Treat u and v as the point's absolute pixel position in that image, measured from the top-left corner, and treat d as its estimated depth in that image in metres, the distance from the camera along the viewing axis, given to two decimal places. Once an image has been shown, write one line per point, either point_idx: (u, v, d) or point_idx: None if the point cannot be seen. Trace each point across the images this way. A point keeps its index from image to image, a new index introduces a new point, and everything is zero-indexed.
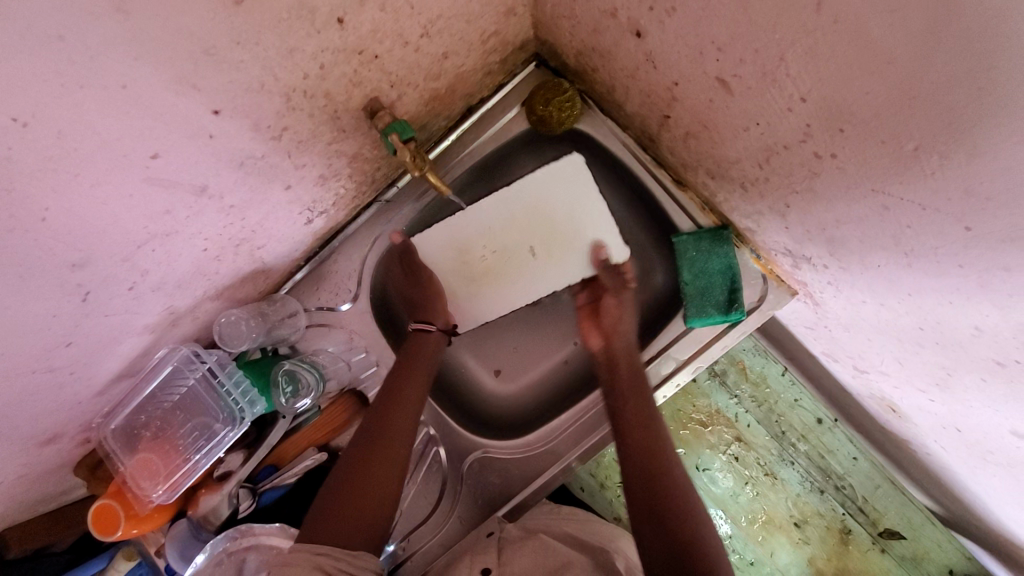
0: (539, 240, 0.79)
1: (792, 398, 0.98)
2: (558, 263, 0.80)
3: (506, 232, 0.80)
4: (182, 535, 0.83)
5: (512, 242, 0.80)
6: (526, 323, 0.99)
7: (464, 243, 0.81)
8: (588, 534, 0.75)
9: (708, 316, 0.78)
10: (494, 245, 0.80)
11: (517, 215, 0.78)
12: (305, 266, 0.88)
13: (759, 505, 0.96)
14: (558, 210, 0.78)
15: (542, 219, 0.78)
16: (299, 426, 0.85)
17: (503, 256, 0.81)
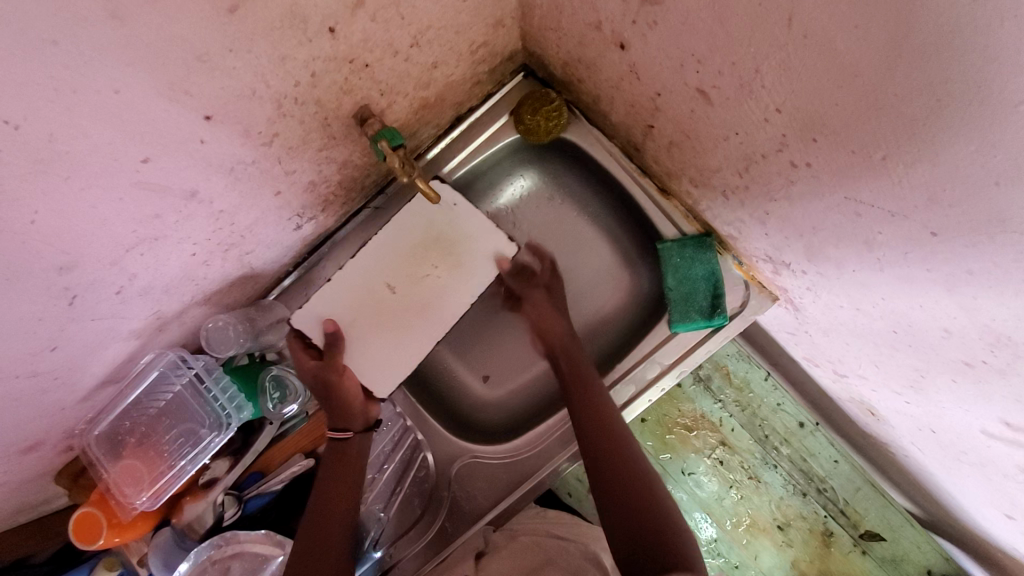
0: (381, 290, 0.71)
1: (775, 402, 0.98)
2: (371, 297, 0.71)
3: (417, 293, 0.72)
4: (166, 544, 0.83)
5: (415, 279, 0.71)
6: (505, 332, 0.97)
7: (442, 282, 0.72)
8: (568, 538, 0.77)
9: (692, 321, 0.80)
10: (447, 258, 0.72)
11: (421, 311, 0.72)
12: (293, 272, 0.87)
13: (744, 508, 0.97)
14: (385, 354, 0.72)
15: (378, 338, 0.71)
16: (285, 433, 0.86)
17: (410, 268, 0.72)
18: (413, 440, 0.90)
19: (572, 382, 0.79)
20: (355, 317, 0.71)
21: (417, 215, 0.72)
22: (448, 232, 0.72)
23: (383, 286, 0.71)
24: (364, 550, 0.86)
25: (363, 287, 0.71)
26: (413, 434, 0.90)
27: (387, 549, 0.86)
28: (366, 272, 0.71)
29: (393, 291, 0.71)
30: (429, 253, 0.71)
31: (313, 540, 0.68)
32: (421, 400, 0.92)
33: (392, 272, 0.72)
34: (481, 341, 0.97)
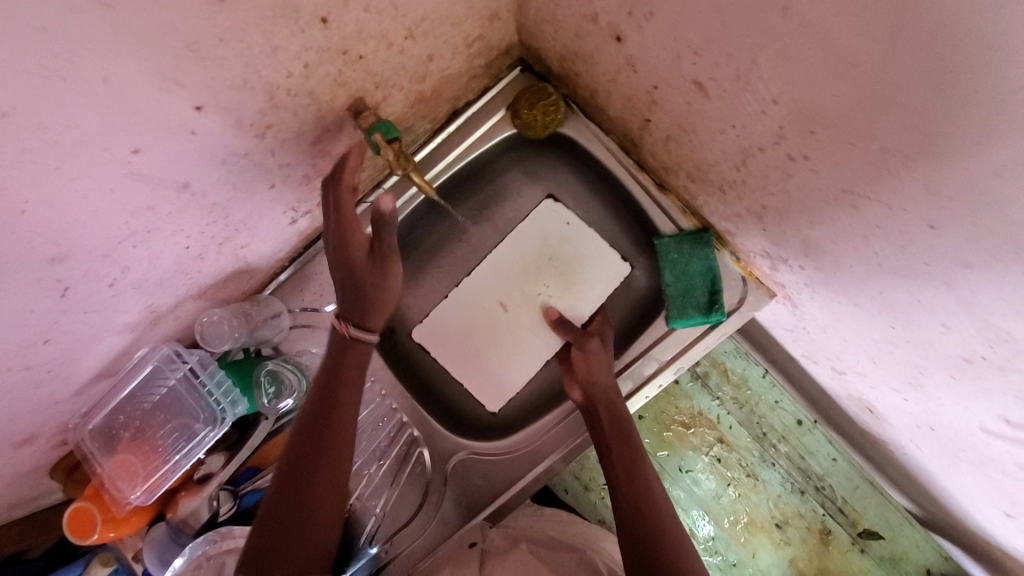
0: (518, 308, 0.87)
1: (773, 400, 0.97)
2: (495, 317, 0.87)
3: (524, 310, 0.87)
4: (160, 539, 0.83)
5: (524, 298, 0.86)
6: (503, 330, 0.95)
7: (574, 301, 0.86)
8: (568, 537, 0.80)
9: (689, 317, 0.79)
10: (556, 279, 0.86)
11: (524, 328, 0.87)
12: (290, 267, 0.88)
13: (742, 506, 0.96)
14: (496, 362, 0.89)
15: (491, 351, 0.88)
16: (281, 427, 0.86)
17: (526, 287, 0.86)
18: (408, 436, 0.90)
19: (612, 440, 0.73)
20: (473, 331, 0.88)
21: (537, 237, 0.85)
22: (562, 252, 0.85)
23: (511, 304, 0.87)
24: (360, 547, 0.85)
25: (477, 304, 0.87)
26: (409, 430, 0.90)
27: (382, 546, 0.86)
28: (483, 292, 0.87)
29: (507, 309, 0.87)
30: (557, 275, 0.86)
31: (297, 504, 0.60)
32: (418, 397, 0.91)
33: (505, 292, 0.87)
34: None
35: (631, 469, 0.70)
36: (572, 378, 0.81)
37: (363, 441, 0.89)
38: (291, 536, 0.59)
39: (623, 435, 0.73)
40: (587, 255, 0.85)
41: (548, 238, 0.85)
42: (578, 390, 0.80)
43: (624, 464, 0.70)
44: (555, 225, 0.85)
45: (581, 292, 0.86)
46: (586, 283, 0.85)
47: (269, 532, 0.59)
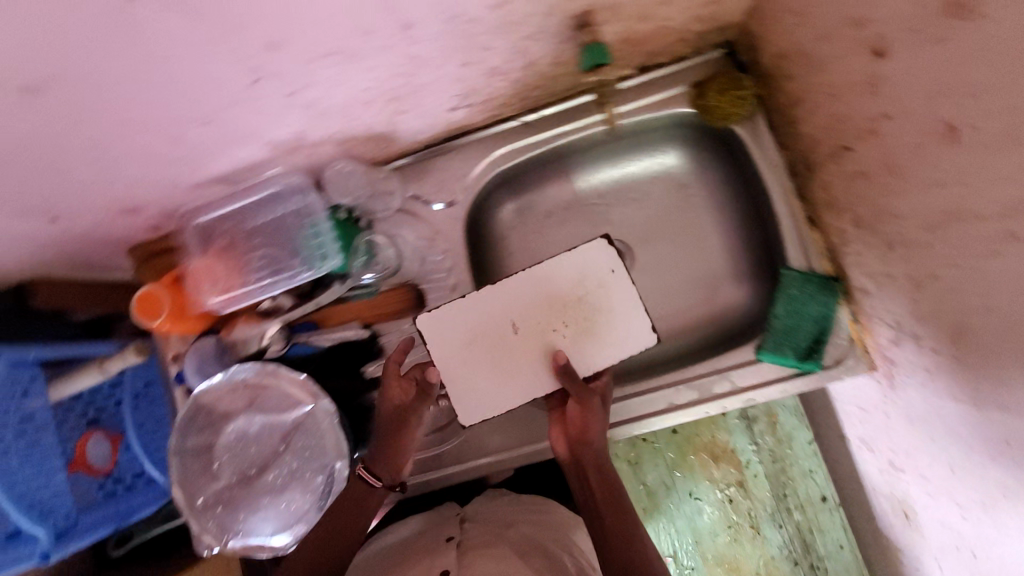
0: (530, 338, 0.76)
1: (808, 467, 0.95)
2: (495, 340, 0.77)
3: (532, 344, 0.76)
4: (204, 351, 0.85)
5: (533, 332, 0.76)
6: None
7: (591, 351, 0.76)
8: (543, 535, 0.83)
9: (782, 356, 0.78)
10: (579, 323, 0.76)
11: (525, 365, 0.76)
12: (422, 152, 0.88)
13: (733, 551, 0.95)
14: (480, 388, 0.77)
15: (480, 376, 0.77)
16: (351, 298, 0.86)
17: (544, 319, 0.76)
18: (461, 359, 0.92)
19: (604, 507, 0.71)
20: (469, 344, 0.77)
21: (578, 271, 0.76)
22: (595, 295, 0.76)
23: (522, 330, 0.76)
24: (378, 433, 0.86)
25: (485, 317, 0.77)
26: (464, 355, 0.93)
27: None
28: (496, 308, 0.77)
29: (517, 331, 0.76)
30: (582, 318, 0.76)
31: (339, 515, 0.78)
32: None
33: (521, 314, 0.77)
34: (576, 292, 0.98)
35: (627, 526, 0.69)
36: (561, 426, 0.77)
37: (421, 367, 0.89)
38: (325, 547, 0.76)
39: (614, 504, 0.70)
40: (616, 310, 0.76)
41: (583, 273, 0.76)
42: (565, 445, 0.76)
43: (615, 529, 0.69)
44: (596, 265, 0.76)
45: (601, 347, 0.76)
46: (604, 338, 0.76)
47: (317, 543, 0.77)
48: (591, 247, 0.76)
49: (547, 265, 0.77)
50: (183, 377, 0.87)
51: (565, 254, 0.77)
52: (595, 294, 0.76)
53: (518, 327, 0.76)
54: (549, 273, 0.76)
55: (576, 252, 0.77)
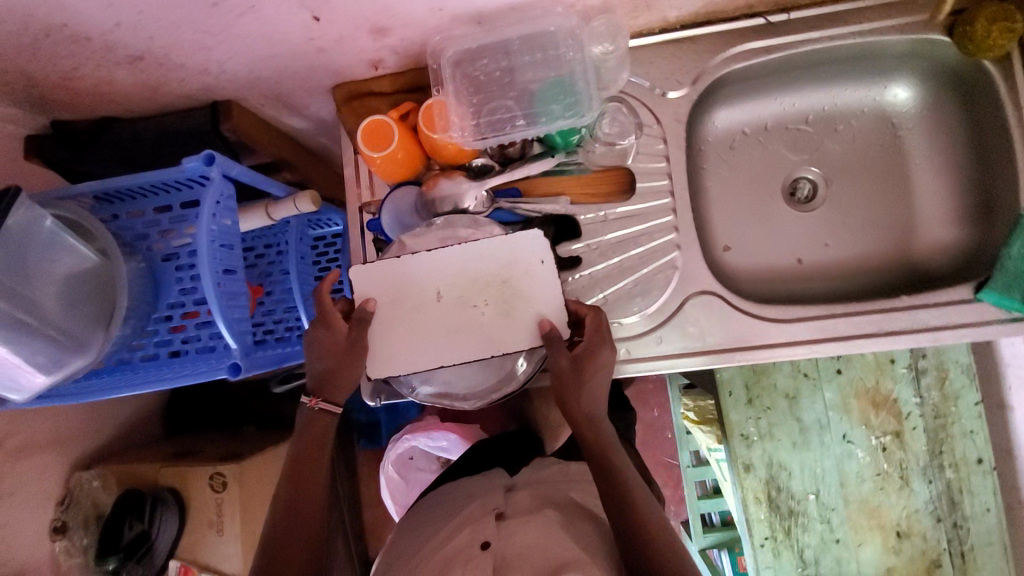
0: (442, 294, 0.77)
1: (968, 428, 0.93)
2: (417, 310, 0.77)
3: (444, 312, 0.77)
4: (406, 200, 0.83)
5: (449, 301, 0.77)
6: (761, 218, 0.95)
7: (477, 334, 0.77)
8: (592, 502, 0.79)
9: (1009, 299, 0.76)
10: (487, 294, 0.77)
11: (441, 337, 0.77)
12: (657, 36, 0.85)
13: (878, 499, 0.94)
14: (399, 352, 0.77)
15: (401, 336, 0.77)
16: (561, 173, 0.84)
17: (466, 291, 0.77)
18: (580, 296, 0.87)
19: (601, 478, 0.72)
20: (398, 306, 0.77)
21: (499, 256, 0.77)
22: (519, 283, 0.77)
23: (440, 295, 0.77)
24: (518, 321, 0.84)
25: (403, 282, 0.77)
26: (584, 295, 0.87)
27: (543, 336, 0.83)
28: (427, 271, 0.77)
29: (434, 298, 0.77)
30: (503, 299, 0.77)
31: (299, 480, 0.75)
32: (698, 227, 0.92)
33: (447, 284, 0.77)
34: (761, 214, 0.95)
35: (654, 524, 0.68)
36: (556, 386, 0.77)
37: (635, 254, 0.84)
38: (299, 506, 0.74)
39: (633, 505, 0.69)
40: (537, 296, 0.76)
41: (496, 275, 0.77)
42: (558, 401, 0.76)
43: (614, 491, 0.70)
44: (528, 251, 0.77)
45: (522, 321, 0.77)
46: (524, 321, 0.76)
47: (287, 509, 0.73)
48: (534, 235, 0.76)
49: (468, 249, 0.77)
50: (379, 228, 0.84)
51: (487, 242, 0.77)
52: (499, 275, 0.77)
53: (432, 299, 0.77)
54: (462, 266, 0.77)
55: (507, 242, 0.77)
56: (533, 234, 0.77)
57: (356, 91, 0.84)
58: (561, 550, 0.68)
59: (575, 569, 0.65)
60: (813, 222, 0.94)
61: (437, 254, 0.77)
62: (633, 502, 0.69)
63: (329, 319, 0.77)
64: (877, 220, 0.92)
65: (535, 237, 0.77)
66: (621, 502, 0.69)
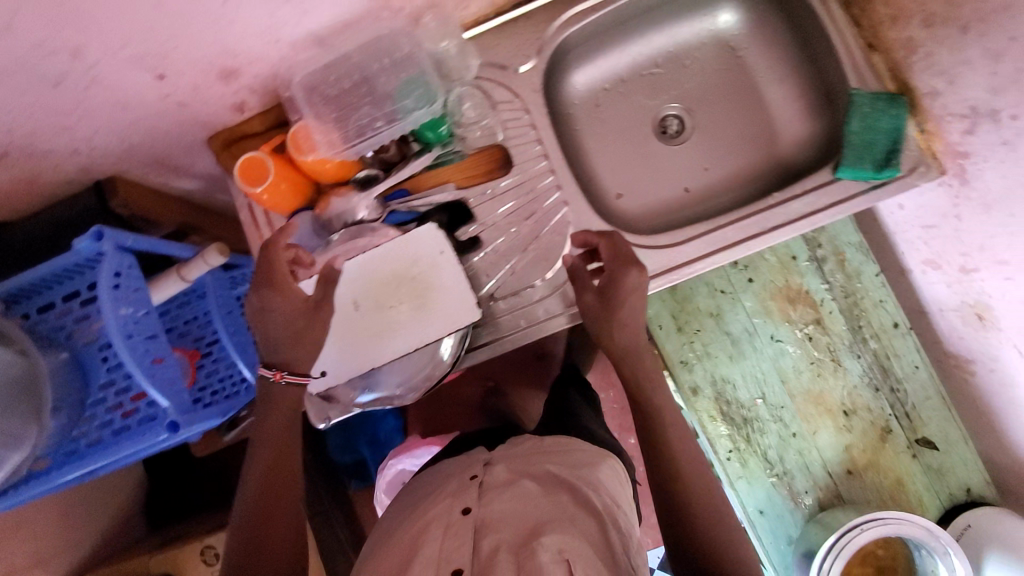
0: (365, 304, 0.79)
1: (878, 298, 1.00)
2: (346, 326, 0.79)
3: (367, 320, 0.79)
4: (303, 226, 0.86)
5: (371, 310, 0.79)
6: (642, 159, 1.01)
7: (400, 333, 0.78)
8: (568, 471, 0.69)
9: (861, 169, 0.83)
10: (403, 294, 0.79)
11: (370, 343, 0.78)
12: (494, 20, 0.90)
13: (817, 385, 1.00)
14: (336, 364, 0.79)
15: (332, 348, 0.79)
16: (440, 164, 0.89)
17: (381, 295, 0.79)
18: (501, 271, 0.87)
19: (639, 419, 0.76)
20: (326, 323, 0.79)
21: (405, 255, 0.80)
22: (428, 276, 0.79)
23: (364, 305, 0.79)
24: None
25: None
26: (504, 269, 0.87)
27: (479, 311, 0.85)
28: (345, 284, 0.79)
29: (354, 309, 0.79)
30: (419, 294, 0.79)
31: (273, 468, 0.71)
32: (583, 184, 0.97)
33: (363, 292, 0.79)
34: (643, 156, 1.01)
35: (691, 475, 0.72)
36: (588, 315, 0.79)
37: (528, 221, 0.89)
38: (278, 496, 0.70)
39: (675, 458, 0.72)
40: (447, 284, 0.79)
41: (409, 273, 0.79)
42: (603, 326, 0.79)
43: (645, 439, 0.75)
44: (429, 246, 0.79)
45: (437, 310, 0.78)
46: (438, 309, 0.78)
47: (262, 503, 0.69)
48: (425, 227, 0.79)
49: (381, 255, 0.80)
50: None
51: (394, 244, 0.80)
52: (411, 275, 0.79)
53: (356, 310, 0.79)
54: (379, 271, 0.79)
55: (411, 239, 0.80)
56: (426, 227, 0.79)
57: (231, 138, 0.88)
58: (538, 512, 0.61)
59: (552, 529, 0.58)
60: (688, 151, 1.01)
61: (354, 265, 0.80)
62: (672, 453, 0.73)
63: (283, 285, 0.71)
64: (752, 130, 0.99)
65: (431, 229, 0.79)
66: (659, 452, 0.73)
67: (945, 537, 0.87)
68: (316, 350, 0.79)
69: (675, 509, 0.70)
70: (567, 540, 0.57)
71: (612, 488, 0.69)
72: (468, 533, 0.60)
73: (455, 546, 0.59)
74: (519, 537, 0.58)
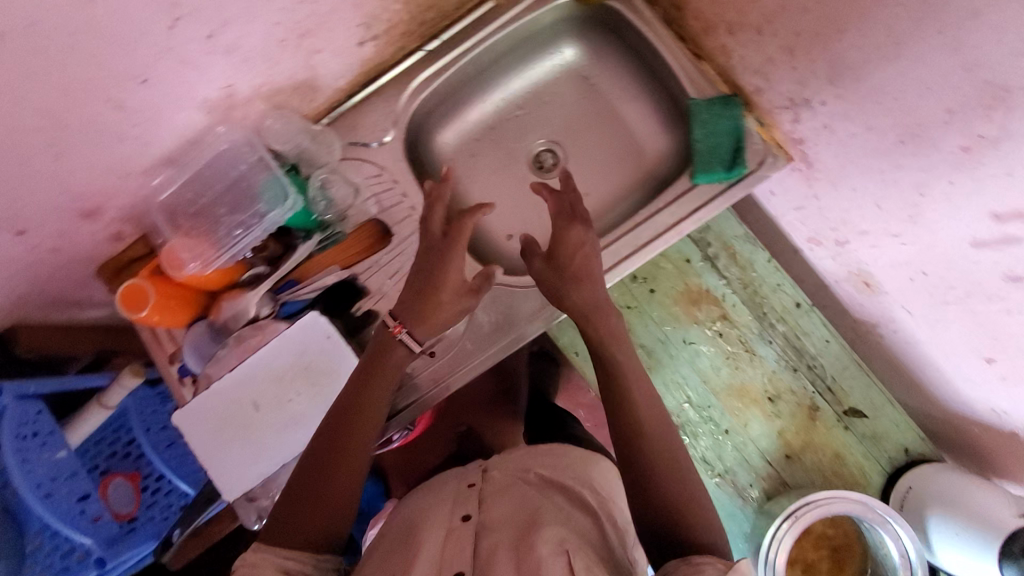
0: (264, 403, 0.80)
1: (775, 283, 1.03)
2: (249, 428, 0.80)
3: (268, 419, 0.80)
4: (199, 336, 0.88)
5: (270, 409, 0.80)
6: (525, 197, 1.05)
7: (302, 425, 0.80)
8: (564, 474, 0.73)
9: (713, 171, 0.86)
10: (298, 387, 0.80)
11: (275, 441, 0.80)
12: (345, 104, 0.93)
13: (737, 379, 1.02)
14: (246, 468, 0.80)
15: (240, 454, 0.80)
16: (323, 247, 0.91)
17: (276, 392, 0.80)
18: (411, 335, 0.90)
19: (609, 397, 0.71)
20: (229, 430, 0.80)
21: (291, 349, 0.80)
22: (317, 365, 0.80)
23: (262, 405, 0.80)
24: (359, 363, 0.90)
25: (223, 407, 0.80)
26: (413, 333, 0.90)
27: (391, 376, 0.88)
28: (239, 389, 0.80)
29: (253, 411, 0.80)
30: (313, 384, 0.81)
31: (346, 411, 0.72)
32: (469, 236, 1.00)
33: (258, 391, 0.80)
34: (525, 193, 1.05)
35: (653, 435, 0.67)
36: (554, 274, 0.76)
37: None
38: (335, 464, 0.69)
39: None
40: (339, 370, 0.80)
41: (300, 364, 0.81)
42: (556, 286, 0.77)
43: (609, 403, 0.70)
44: (313, 335, 0.81)
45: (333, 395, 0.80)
46: (334, 395, 0.80)
47: (325, 445, 0.70)
48: (308, 316, 0.80)
49: (269, 353, 0.80)
50: (188, 371, 0.89)
51: (280, 340, 0.80)
52: (302, 366, 0.80)
53: (255, 412, 0.80)
54: (271, 368, 0.80)
55: (297, 332, 0.80)
56: (309, 316, 0.80)
57: (121, 262, 0.90)
58: (534, 507, 0.66)
59: (549, 523, 0.63)
60: None
61: (244, 368, 0.80)
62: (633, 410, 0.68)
63: (455, 258, 0.78)
64: (623, 148, 1.03)
65: (313, 319, 0.80)
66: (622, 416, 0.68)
67: (875, 503, 0.86)
68: (225, 457, 0.80)
69: (641, 475, 0.64)
70: (565, 535, 0.62)
71: (608, 487, 0.73)
72: (469, 537, 0.63)
73: (455, 550, 0.61)
74: (514, 533, 0.62)
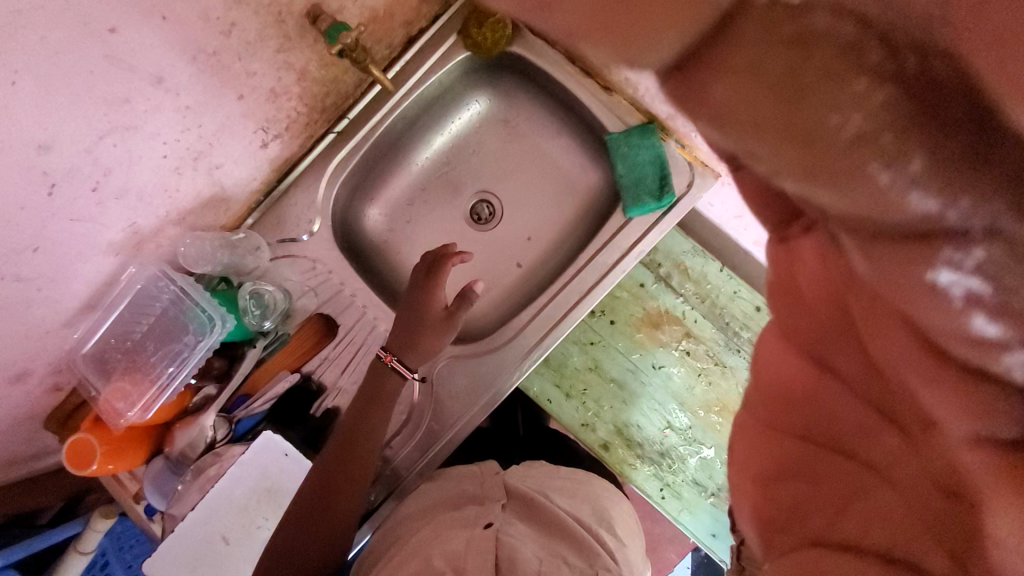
0: (234, 535, 0.78)
1: (732, 290, 1.02)
2: (222, 563, 0.77)
3: (240, 550, 0.78)
4: (159, 471, 0.86)
5: (240, 539, 0.78)
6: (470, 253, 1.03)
7: None
8: (594, 509, 0.74)
9: (644, 204, 0.87)
10: (266, 511, 0.79)
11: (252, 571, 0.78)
12: (263, 202, 0.91)
13: (714, 395, 1.01)
14: None
15: None
16: (269, 353, 0.89)
17: (244, 521, 0.78)
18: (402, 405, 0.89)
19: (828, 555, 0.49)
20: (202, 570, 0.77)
21: (252, 474, 0.79)
22: (282, 485, 0.79)
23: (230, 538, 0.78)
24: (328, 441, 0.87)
25: (190, 549, 0.77)
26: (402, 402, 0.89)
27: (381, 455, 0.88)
28: (204, 526, 0.77)
29: (222, 546, 0.77)
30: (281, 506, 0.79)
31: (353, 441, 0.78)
32: None
33: (226, 524, 0.78)
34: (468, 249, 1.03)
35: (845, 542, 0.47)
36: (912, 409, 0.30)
37: None
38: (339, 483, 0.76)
39: (808, 407, 0.40)
40: None
41: (263, 486, 0.79)
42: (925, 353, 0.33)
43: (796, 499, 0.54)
44: (272, 454, 0.80)
45: None
46: None
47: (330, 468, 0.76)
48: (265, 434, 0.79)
49: (230, 483, 0.78)
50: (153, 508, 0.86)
51: (240, 467, 0.78)
52: (266, 489, 0.79)
53: (226, 547, 0.78)
54: (234, 497, 0.78)
55: (254, 456, 0.79)
56: (267, 433, 0.79)
57: (63, 414, 0.82)
58: (559, 543, 0.66)
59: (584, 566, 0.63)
60: (506, 229, 1.03)
61: (206, 504, 0.77)
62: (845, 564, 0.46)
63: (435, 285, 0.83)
64: (557, 185, 1.02)
65: (270, 437, 0.79)
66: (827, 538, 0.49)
67: None
68: None
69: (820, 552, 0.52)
70: None
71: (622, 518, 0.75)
72: (490, 542, 0.64)
73: (479, 553, 0.62)
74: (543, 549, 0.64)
